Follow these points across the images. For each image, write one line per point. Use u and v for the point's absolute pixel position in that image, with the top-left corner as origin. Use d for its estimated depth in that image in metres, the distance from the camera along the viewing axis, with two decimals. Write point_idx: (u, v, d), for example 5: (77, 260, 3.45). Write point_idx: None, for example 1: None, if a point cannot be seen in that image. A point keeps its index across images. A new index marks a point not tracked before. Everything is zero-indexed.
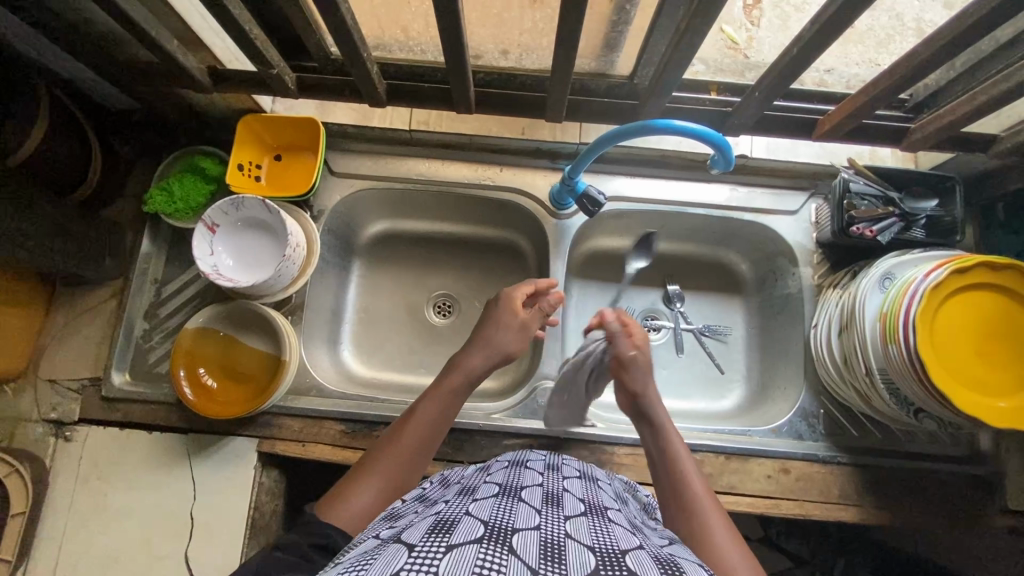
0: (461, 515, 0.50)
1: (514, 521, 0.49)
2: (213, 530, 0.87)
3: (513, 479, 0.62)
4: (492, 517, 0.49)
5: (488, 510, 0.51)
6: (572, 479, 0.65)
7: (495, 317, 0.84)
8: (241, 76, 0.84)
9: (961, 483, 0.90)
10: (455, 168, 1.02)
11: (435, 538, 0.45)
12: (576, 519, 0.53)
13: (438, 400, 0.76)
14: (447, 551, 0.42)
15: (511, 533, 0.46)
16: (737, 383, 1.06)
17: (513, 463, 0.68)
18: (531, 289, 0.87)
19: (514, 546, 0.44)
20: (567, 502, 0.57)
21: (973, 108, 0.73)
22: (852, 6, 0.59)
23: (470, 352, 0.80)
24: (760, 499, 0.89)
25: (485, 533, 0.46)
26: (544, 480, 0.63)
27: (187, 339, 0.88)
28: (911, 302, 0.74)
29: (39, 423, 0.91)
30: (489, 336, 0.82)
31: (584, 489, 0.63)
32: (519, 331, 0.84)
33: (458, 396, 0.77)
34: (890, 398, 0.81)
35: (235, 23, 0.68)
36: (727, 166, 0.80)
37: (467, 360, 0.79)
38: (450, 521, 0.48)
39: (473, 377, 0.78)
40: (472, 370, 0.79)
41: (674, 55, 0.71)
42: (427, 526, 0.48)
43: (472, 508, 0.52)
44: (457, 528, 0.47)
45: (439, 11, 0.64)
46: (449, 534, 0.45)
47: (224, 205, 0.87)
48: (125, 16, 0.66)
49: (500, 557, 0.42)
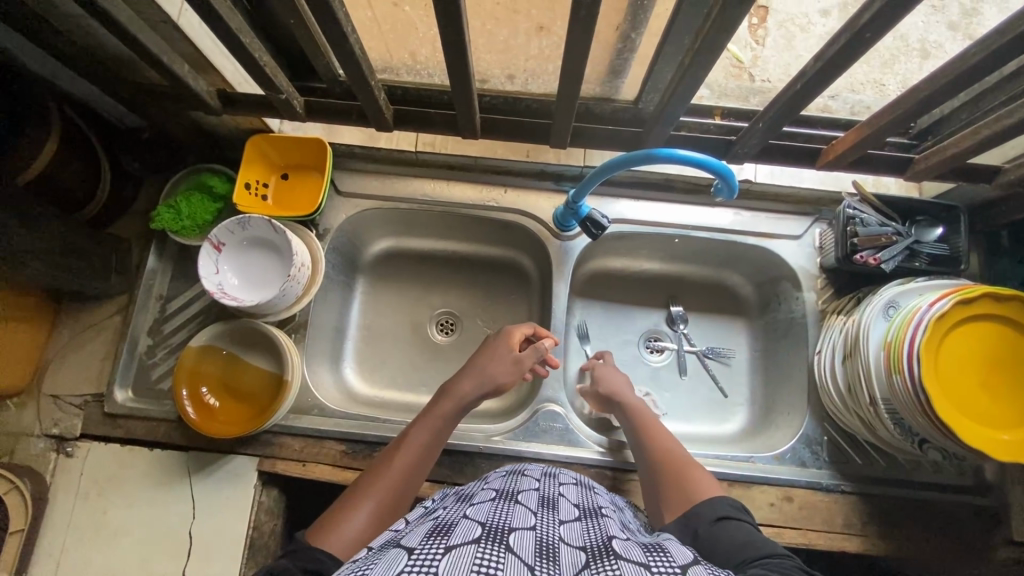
0: (459, 518, 0.51)
1: (511, 521, 0.50)
2: (211, 550, 0.87)
3: (510, 484, 0.62)
4: (489, 519, 0.50)
5: (484, 513, 0.52)
6: (568, 485, 0.65)
7: (488, 347, 0.86)
8: (250, 100, 0.85)
9: (966, 514, 0.89)
10: (460, 188, 1.03)
11: (433, 541, 0.45)
12: (571, 523, 0.54)
13: (431, 423, 0.78)
14: (447, 553, 0.42)
15: (508, 532, 0.47)
16: (741, 407, 1.06)
17: (511, 472, 0.68)
18: (530, 331, 0.89)
19: (511, 544, 0.45)
20: (562, 506, 0.58)
21: (977, 141, 0.73)
22: (856, 44, 0.60)
23: (463, 378, 0.82)
24: (762, 527, 0.88)
25: (482, 533, 0.46)
26: (540, 485, 0.63)
27: (192, 356, 0.89)
28: (916, 332, 0.73)
29: (40, 438, 0.91)
30: (483, 363, 0.83)
31: (579, 494, 0.64)
32: (516, 363, 0.84)
33: (450, 422, 0.79)
34: (895, 428, 0.80)
35: (245, 51, 0.69)
36: (730, 195, 0.80)
37: (459, 386, 0.81)
38: (448, 525, 0.49)
39: (465, 403, 0.80)
40: (465, 396, 0.80)
41: (679, 86, 0.72)
42: (426, 530, 0.48)
43: (470, 511, 0.53)
44: (455, 530, 0.47)
45: (447, 41, 0.65)
46: (447, 536, 0.46)
47: (231, 224, 0.88)
48: (136, 41, 0.67)
49: (497, 556, 0.43)
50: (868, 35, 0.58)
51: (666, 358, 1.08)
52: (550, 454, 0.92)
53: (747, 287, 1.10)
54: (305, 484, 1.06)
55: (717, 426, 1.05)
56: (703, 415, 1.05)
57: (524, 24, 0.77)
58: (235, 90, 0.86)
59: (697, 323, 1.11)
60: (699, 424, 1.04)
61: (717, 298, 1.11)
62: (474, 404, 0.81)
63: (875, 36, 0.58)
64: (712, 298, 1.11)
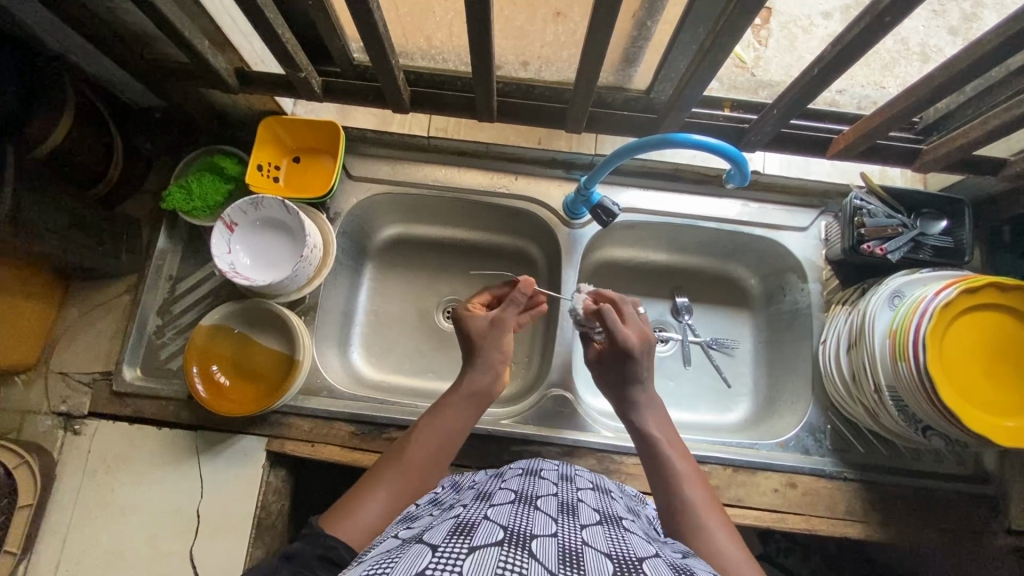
0: (480, 518, 0.51)
1: (533, 527, 0.50)
2: (220, 530, 0.87)
3: (529, 487, 0.63)
4: (511, 522, 0.50)
5: (506, 516, 0.52)
6: (586, 491, 0.66)
7: (466, 331, 0.81)
8: (268, 79, 0.86)
9: (965, 502, 0.91)
10: (469, 175, 1.04)
11: (457, 539, 0.46)
12: (593, 528, 0.54)
13: (447, 413, 0.74)
14: (470, 553, 0.43)
15: (530, 538, 0.47)
16: (744, 397, 1.07)
17: (528, 472, 0.69)
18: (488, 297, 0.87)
19: (534, 550, 0.45)
20: (583, 512, 0.58)
21: (984, 132, 0.75)
22: (874, 29, 0.61)
23: (471, 367, 0.79)
24: (766, 513, 0.90)
25: (504, 536, 0.47)
26: (559, 490, 0.63)
27: (203, 335, 0.89)
28: (921, 321, 0.75)
29: (48, 415, 0.91)
30: (477, 344, 0.80)
31: (599, 500, 0.64)
32: (492, 323, 0.80)
33: (467, 411, 0.75)
34: (898, 414, 0.82)
35: (269, 25, 0.70)
36: (742, 181, 0.82)
37: (471, 377, 0.77)
38: (470, 524, 0.49)
39: (477, 390, 0.76)
40: (479, 385, 0.77)
41: (696, 73, 0.73)
42: (448, 527, 0.49)
43: (490, 512, 0.53)
44: (478, 530, 0.48)
45: (470, 21, 0.66)
46: (470, 536, 0.46)
47: (244, 204, 0.88)
48: (159, 13, 0.67)
49: (521, 560, 0.43)
50: (887, 19, 0.60)
51: (671, 348, 1.09)
52: (558, 438, 0.93)
53: (751, 279, 1.12)
54: (311, 468, 1.07)
55: (720, 416, 1.06)
56: (707, 405, 1.06)
57: (541, 11, 0.77)
58: (252, 68, 0.87)
59: (703, 313, 1.12)
60: (702, 413, 1.05)
61: (722, 289, 1.12)
62: (492, 386, 0.78)
63: (895, 19, 0.60)
64: (717, 289, 1.13)
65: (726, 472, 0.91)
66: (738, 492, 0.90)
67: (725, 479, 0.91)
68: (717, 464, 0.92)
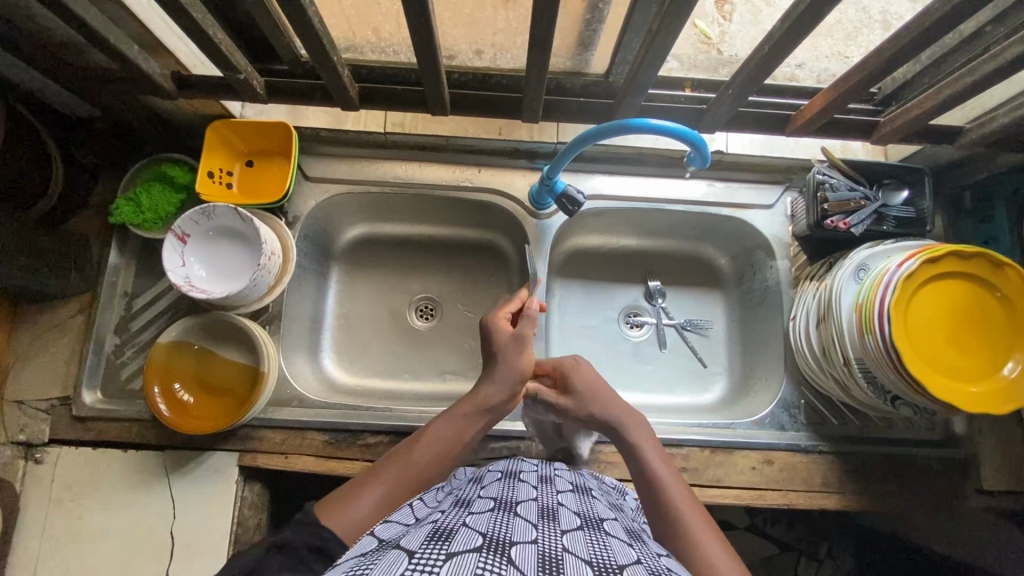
0: (458, 525, 0.50)
1: (511, 534, 0.49)
2: (196, 549, 0.85)
3: (507, 493, 0.62)
4: (489, 529, 0.49)
5: (484, 522, 0.51)
6: (566, 493, 0.66)
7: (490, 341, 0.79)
8: (209, 83, 0.82)
9: (938, 466, 0.93)
10: (432, 169, 1.01)
11: (434, 545, 0.45)
12: (573, 533, 0.53)
13: (456, 419, 0.74)
14: (447, 559, 0.42)
15: (509, 545, 0.46)
16: (720, 376, 1.08)
17: (506, 476, 0.68)
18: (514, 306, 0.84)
19: (512, 557, 0.44)
20: (563, 516, 0.57)
21: (938, 102, 0.75)
22: (821, 2, 0.60)
23: (484, 376, 0.78)
24: (745, 490, 0.91)
25: (483, 542, 0.46)
26: (540, 494, 0.63)
27: (162, 354, 0.86)
28: (885, 293, 0.75)
29: (5, 445, 0.87)
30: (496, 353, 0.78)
31: (579, 502, 0.64)
32: (518, 338, 0.78)
33: (474, 419, 0.75)
34: (868, 387, 0.83)
35: (199, 26, 0.66)
36: (703, 164, 0.81)
37: (484, 385, 0.76)
38: (448, 531, 0.48)
39: (488, 401, 0.75)
40: (486, 393, 0.75)
41: (648, 55, 0.71)
42: (425, 533, 0.48)
43: (469, 519, 0.52)
44: (455, 537, 0.47)
45: (409, 13, 0.63)
46: (448, 542, 0.45)
47: (195, 214, 0.85)
48: (76, 17, 0.63)
49: (499, 566, 0.42)
50: None
51: (646, 333, 1.09)
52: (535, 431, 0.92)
53: (722, 258, 1.12)
54: (291, 477, 1.05)
55: (698, 396, 1.06)
56: (684, 386, 1.06)
57: None
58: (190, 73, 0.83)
59: (675, 296, 1.11)
60: (680, 396, 1.06)
61: (694, 270, 1.12)
62: (502, 400, 0.76)
63: None
64: (689, 270, 1.12)
65: (704, 454, 0.92)
66: (717, 473, 0.91)
67: (703, 460, 0.92)
68: (695, 446, 0.92)
